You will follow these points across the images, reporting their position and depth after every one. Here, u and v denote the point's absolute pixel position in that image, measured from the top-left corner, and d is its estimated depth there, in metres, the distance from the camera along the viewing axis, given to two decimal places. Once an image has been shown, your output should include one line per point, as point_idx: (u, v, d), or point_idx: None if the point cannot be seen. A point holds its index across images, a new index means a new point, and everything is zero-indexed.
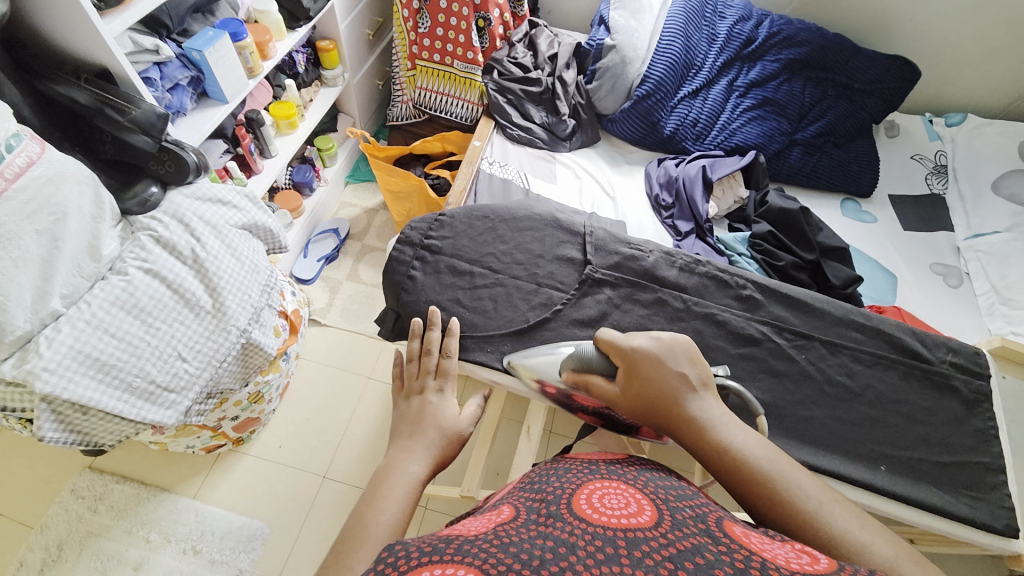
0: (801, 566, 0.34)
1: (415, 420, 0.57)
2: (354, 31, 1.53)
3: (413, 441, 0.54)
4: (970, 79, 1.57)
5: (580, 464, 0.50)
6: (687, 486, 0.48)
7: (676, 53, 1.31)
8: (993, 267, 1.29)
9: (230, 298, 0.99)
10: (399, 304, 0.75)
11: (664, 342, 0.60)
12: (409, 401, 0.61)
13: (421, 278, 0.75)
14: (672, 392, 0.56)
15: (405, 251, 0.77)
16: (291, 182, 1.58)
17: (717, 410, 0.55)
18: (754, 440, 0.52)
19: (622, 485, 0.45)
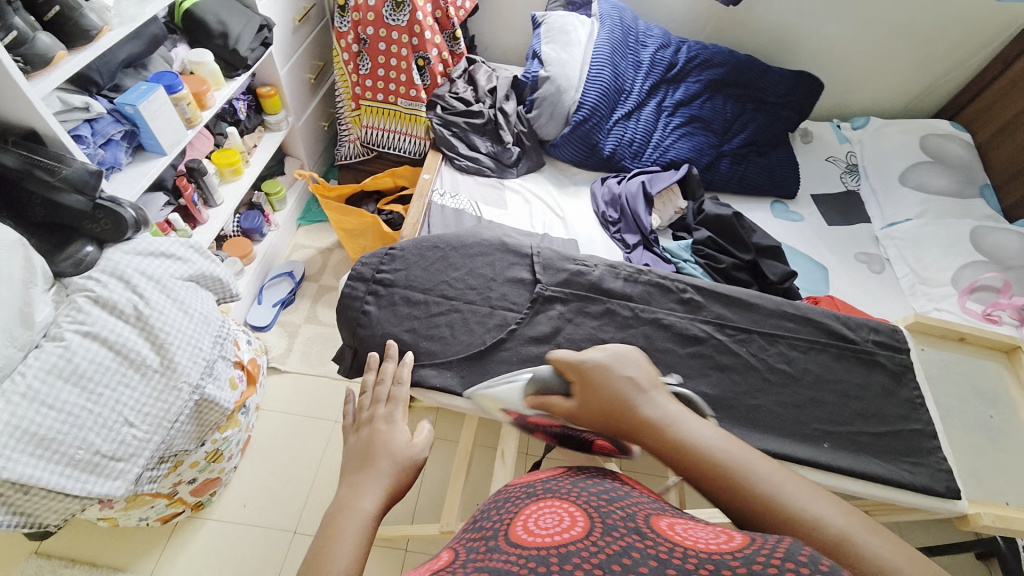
0: (720, 546, 0.36)
1: (369, 452, 0.55)
2: (294, 77, 1.55)
3: (367, 474, 0.52)
4: (865, 87, 1.76)
5: (518, 490, 0.53)
6: (622, 488, 0.51)
7: (607, 80, 1.40)
8: (908, 251, 1.42)
9: (180, 353, 0.95)
10: (356, 340, 0.75)
11: (614, 354, 0.63)
12: (361, 431, 0.59)
13: (376, 312, 0.76)
14: (624, 395, 0.57)
15: (357, 288, 0.77)
16: (239, 230, 1.54)
17: (667, 405, 0.56)
18: (707, 430, 0.52)
19: (558, 501, 0.47)
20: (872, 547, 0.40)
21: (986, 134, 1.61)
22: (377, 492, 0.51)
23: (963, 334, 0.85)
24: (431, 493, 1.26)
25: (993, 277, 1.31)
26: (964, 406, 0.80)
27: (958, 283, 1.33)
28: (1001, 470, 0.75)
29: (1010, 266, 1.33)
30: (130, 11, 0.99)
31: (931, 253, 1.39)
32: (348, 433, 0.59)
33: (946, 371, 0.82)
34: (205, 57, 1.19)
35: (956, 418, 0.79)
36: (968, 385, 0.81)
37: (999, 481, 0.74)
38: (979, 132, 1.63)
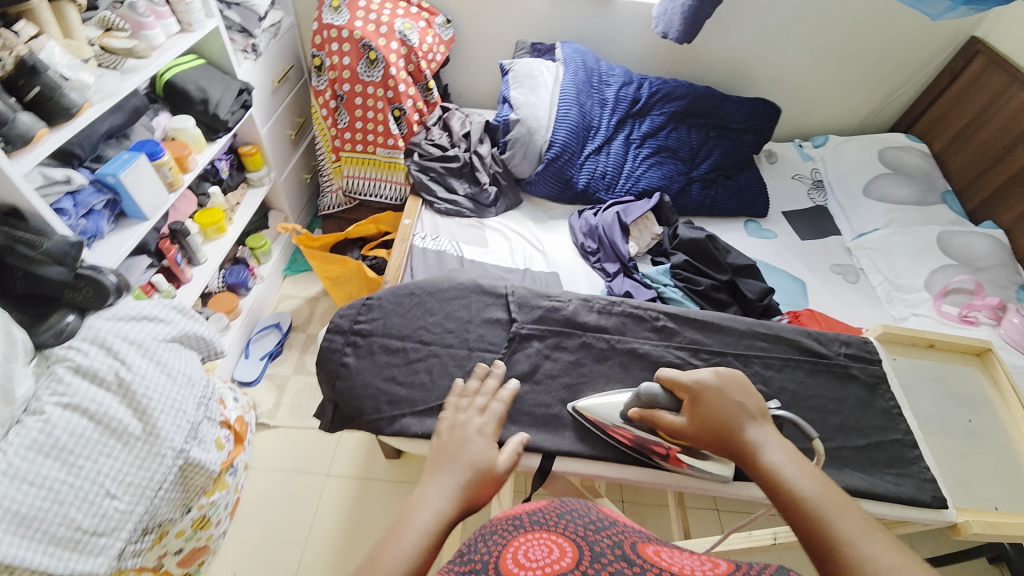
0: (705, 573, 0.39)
1: (460, 457, 0.59)
2: (275, 135, 1.61)
3: (450, 478, 0.56)
4: (822, 107, 1.86)
5: (504, 521, 0.52)
6: (605, 518, 0.52)
7: (575, 119, 1.47)
8: (880, 260, 1.46)
9: (163, 418, 0.94)
10: (336, 394, 0.74)
11: (725, 376, 0.67)
12: (456, 435, 0.62)
13: (355, 364, 0.75)
14: (735, 419, 0.62)
15: (336, 340, 0.77)
16: (224, 285, 1.55)
17: (775, 440, 0.60)
18: (807, 476, 0.56)
19: (545, 533, 0.47)
20: None
21: (940, 144, 1.70)
22: (451, 501, 0.53)
23: (932, 341, 0.87)
24: None
25: (965, 279, 1.33)
26: (942, 412, 0.81)
27: (930, 288, 1.36)
28: (985, 473, 0.75)
29: (981, 267, 1.36)
30: (111, 86, 1.03)
31: (903, 260, 1.43)
32: (440, 433, 0.63)
33: (921, 377, 0.84)
34: (186, 122, 1.23)
35: (936, 424, 0.79)
36: (943, 391, 0.83)
37: (984, 485, 0.74)
38: (934, 142, 1.72)
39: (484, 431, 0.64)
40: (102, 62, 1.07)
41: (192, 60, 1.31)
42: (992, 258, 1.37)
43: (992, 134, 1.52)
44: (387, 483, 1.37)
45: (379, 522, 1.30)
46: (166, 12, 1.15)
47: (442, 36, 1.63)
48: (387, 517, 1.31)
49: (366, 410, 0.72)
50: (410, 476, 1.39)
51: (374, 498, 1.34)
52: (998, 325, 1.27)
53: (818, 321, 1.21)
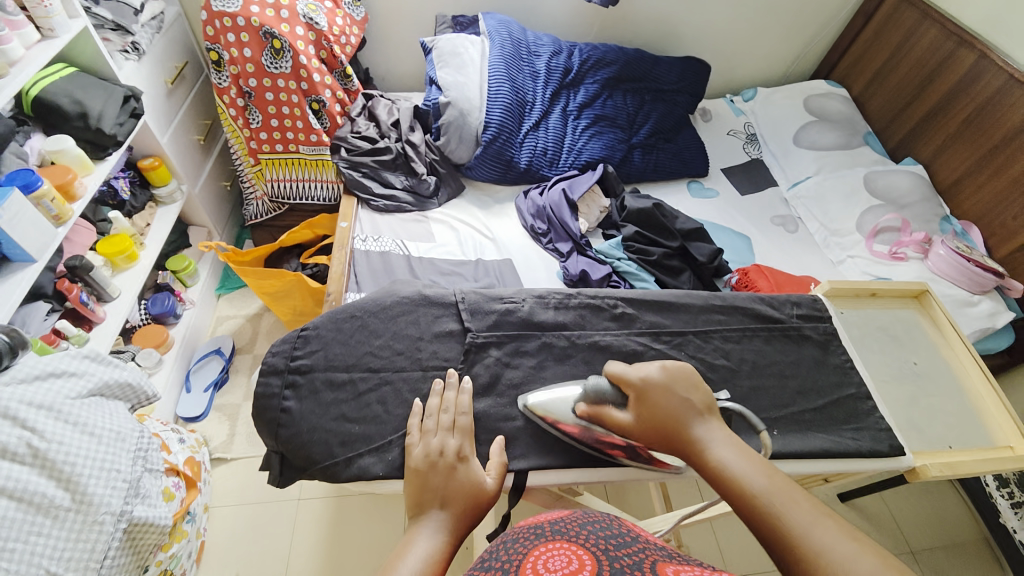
0: None
1: (447, 488, 0.59)
2: (179, 142, 1.44)
3: (442, 512, 0.56)
4: (748, 60, 1.88)
5: (527, 529, 0.52)
6: (628, 532, 0.52)
7: (508, 96, 1.40)
8: (815, 207, 1.52)
9: (94, 482, 0.84)
10: (280, 444, 0.67)
11: (669, 371, 0.67)
12: (438, 464, 0.61)
13: (298, 407, 0.69)
14: (681, 417, 0.62)
15: (272, 383, 0.69)
16: (149, 316, 1.40)
17: (721, 435, 0.61)
18: (753, 467, 0.57)
19: (566, 543, 0.48)
20: None
21: (859, 87, 1.77)
22: (446, 535, 0.54)
23: (874, 290, 0.90)
24: None
25: (892, 218, 1.41)
26: (891, 359, 0.85)
27: (862, 229, 1.43)
28: (936, 414, 0.80)
29: (905, 205, 1.44)
30: None
31: (835, 206, 1.49)
32: (418, 464, 0.61)
33: (868, 327, 0.87)
34: (64, 143, 1.07)
35: (886, 371, 0.84)
36: (889, 337, 0.87)
37: (935, 425, 0.79)
38: (854, 85, 1.79)
39: (464, 453, 0.63)
40: None
41: (62, 68, 1.13)
42: (914, 194, 1.45)
43: (907, 71, 1.60)
44: (364, 498, 1.32)
45: (362, 539, 1.26)
46: (22, 20, 0.98)
47: (353, 17, 1.49)
48: (370, 532, 1.27)
49: (318, 456, 0.66)
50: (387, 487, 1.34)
51: (352, 516, 1.29)
52: (926, 258, 1.35)
53: (765, 276, 1.24)
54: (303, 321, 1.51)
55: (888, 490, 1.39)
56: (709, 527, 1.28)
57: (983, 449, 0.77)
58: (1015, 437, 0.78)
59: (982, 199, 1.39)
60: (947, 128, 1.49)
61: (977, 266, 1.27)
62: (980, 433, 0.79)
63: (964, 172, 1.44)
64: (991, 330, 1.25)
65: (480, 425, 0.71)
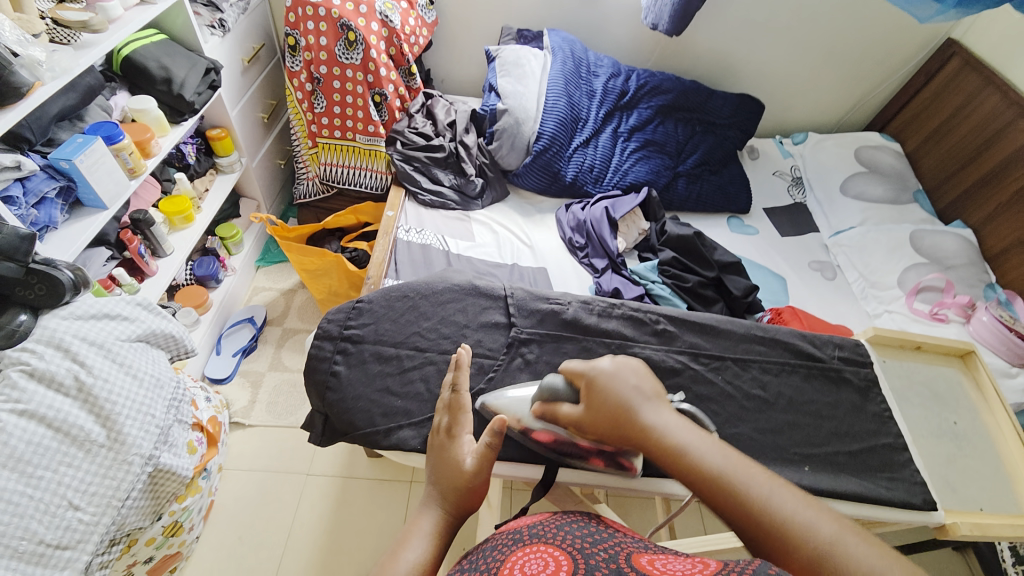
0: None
1: (437, 466, 0.59)
2: (245, 117, 1.51)
3: (433, 488, 0.57)
4: (802, 104, 1.89)
5: (506, 535, 0.53)
6: (606, 530, 0.53)
7: (563, 110, 1.43)
8: (857, 257, 1.50)
9: (130, 424, 0.88)
10: (326, 406, 0.70)
11: (619, 362, 0.62)
12: (431, 443, 0.62)
13: (346, 373, 0.71)
14: (629, 401, 0.57)
15: (325, 346, 0.72)
16: (193, 277, 1.46)
17: (673, 418, 0.55)
18: (708, 442, 0.52)
19: (542, 545, 0.49)
20: (859, 555, 0.40)
21: (913, 143, 1.75)
22: (440, 509, 0.54)
23: (919, 343, 0.89)
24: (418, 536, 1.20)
25: (936, 278, 1.38)
26: (930, 415, 0.83)
27: (903, 285, 1.40)
28: (971, 477, 0.78)
29: (950, 266, 1.41)
30: (64, 63, 0.93)
31: (878, 257, 1.47)
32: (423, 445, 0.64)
33: (910, 380, 0.86)
34: (148, 104, 1.14)
35: (924, 428, 0.82)
36: (929, 393, 0.86)
37: (971, 488, 0.77)
38: (908, 141, 1.77)
39: (453, 429, 0.63)
40: (53, 36, 0.96)
41: (154, 34, 1.21)
42: (960, 257, 1.43)
43: (964, 135, 1.58)
44: (369, 480, 1.34)
45: (361, 521, 1.27)
46: None
47: (425, 19, 1.56)
48: (370, 515, 1.28)
49: (360, 423, 0.69)
50: (393, 476, 1.35)
51: (356, 497, 1.31)
52: (967, 323, 1.32)
53: (799, 319, 1.23)
54: (335, 301, 1.55)
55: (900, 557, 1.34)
56: None
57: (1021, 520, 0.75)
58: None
59: None
60: (1000, 196, 1.46)
61: (1018, 337, 1.24)
62: (1017, 503, 0.77)
63: (1012, 242, 1.41)
64: None
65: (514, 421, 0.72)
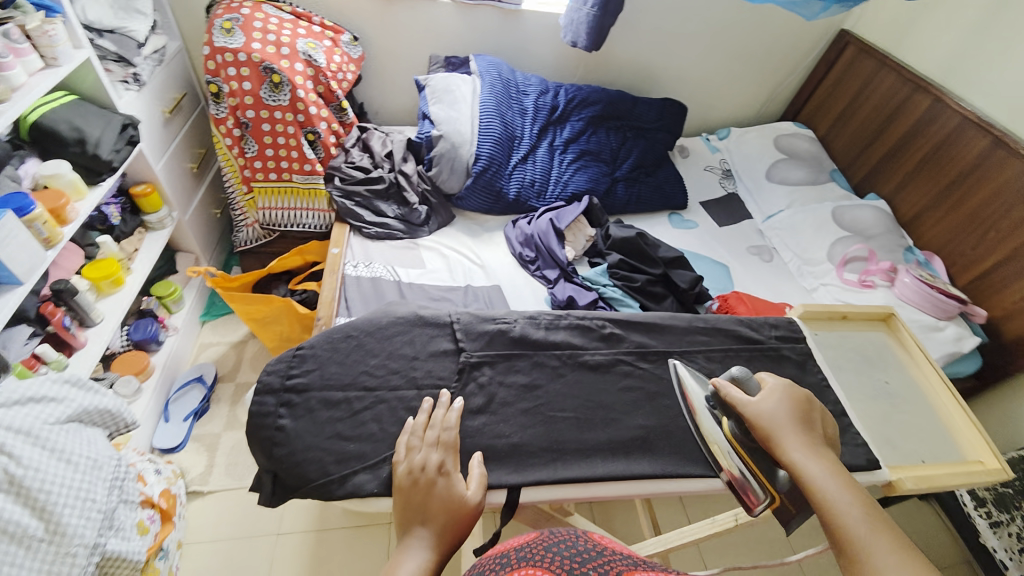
0: None
1: (428, 505, 0.59)
2: (172, 169, 1.46)
3: (426, 529, 0.56)
4: (722, 103, 2.02)
5: (493, 561, 0.54)
6: (595, 547, 0.54)
7: (498, 131, 1.46)
8: (790, 239, 1.60)
9: (69, 512, 0.81)
10: (273, 463, 0.67)
11: (785, 392, 0.67)
12: (419, 480, 0.62)
13: (293, 426, 0.69)
14: (781, 426, 0.64)
15: (267, 401, 0.69)
16: (130, 342, 1.37)
17: (824, 460, 0.60)
18: (849, 497, 0.56)
19: (530, 569, 0.50)
20: None
21: (824, 128, 1.90)
22: (430, 553, 0.54)
23: (845, 313, 0.95)
24: None
25: (860, 248, 1.48)
26: (864, 380, 0.89)
27: (833, 258, 1.50)
28: (909, 431, 0.84)
29: (871, 236, 1.52)
30: None
31: (808, 236, 1.57)
32: (402, 484, 0.62)
33: (842, 348, 0.92)
34: (60, 167, 1.07)
35: (860, 392, 0.87)
36: (861, 357, 0.92)
37: (912, 443, 0.82)
38: (819, 126, 1.91)
39: (445, 468, 0.64)
40: None
41: (63, 96, 1.14)
42: (878, 227, 1.54)
43: (867, 115, 1.71)
44: (347, 530, 1.28)
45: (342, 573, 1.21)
46: (26, 48, 1.00)
47: (351, 55, 1.56)
48: (350, 566, 1.22)
49: (312, 475, 0.66)
50: (371, 519, 1.30)
51: (333, 551, 1.24)
52: (893, 287, 1.41)
53: (744, 303, 1.30)
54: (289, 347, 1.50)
55: None
56: (696, 551, 1.29)
57: (959, 465, 0.80)
58: (986, 453, 0.81)
59: (943, 230, 1.46)
60: (907, 166, 1.58)
61: (940, 293, 1.33)
62: (953, 449, 0.83)
63: (925, 206, 1.52)
64: (959, 355, 1.30)
65: (475, 446, 0.71)
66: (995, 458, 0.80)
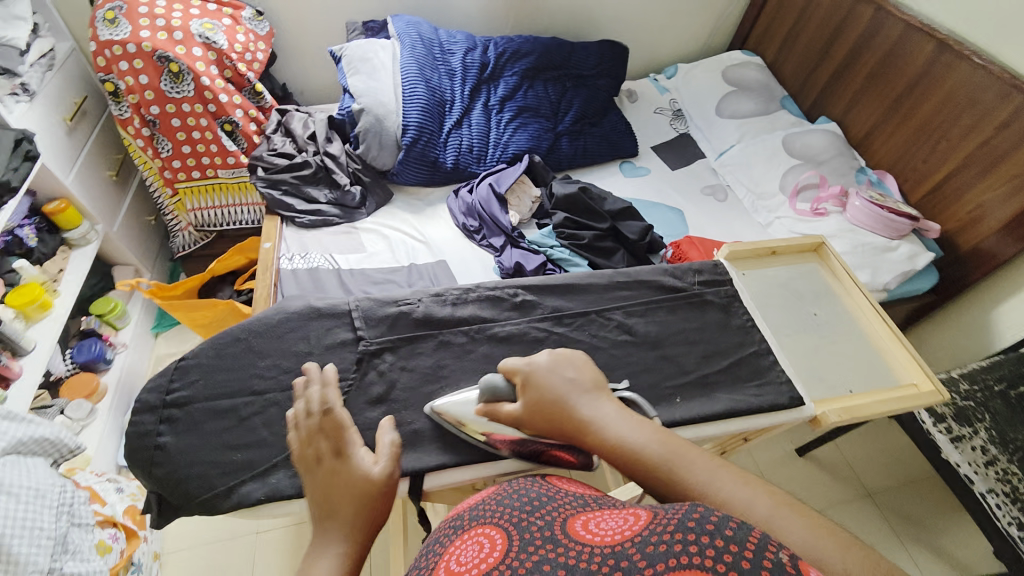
0: (621, 534, 0.39)
1: (334, 495, 0.54)
2: (86, 182, 1.37)
3: (335, 523, 0.52)
4: (667, 39, 1.92)
5: (449, 525, 0.52)
6: (547, 493, 0.52)
7: (424, 96, 1.37)
8: (743, 173, 1.56)
9: (18, 542, 0.75)
10: (156, 484, 0.63)
11: (555, 356, 0.65)
12: (317, 473, 0.56)
13: (175, 443, 0.64)
14: (567, 398, 0.60)
15: (146, 420, 0.65)
16: (76, 366, 1.32)
17: (611, 407, 0.58)
18: (646, 433, 0.55)
19: (481, 527, 0.47)
20: (793, 533, 0.43)
21: (772, 53, 1.82)
22: (345, 546, 0.51)
23: (773, 248, 0.93)
24: (381, 561, 1.17)
25: (811, 175, 1.45)
26: (792, 314, 0.87)
27: (785, 189, 1.46)
28: (839, 362, 0.83)
29: (823, 161, 1.48)
30: None
31: (760, 168, 1.53)
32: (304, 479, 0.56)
33: (769, 284, 0.90)
34: None
35: (789, 328, 0.86)
36: (789, 292, 0.90)
37: (845, 374, 0.82)
38: (767, 51, 1.83)
39: (342, 451, 0.58)
40: None
41: None
42: (829, 150, 1.49)
43: (813, 33, 1.63)
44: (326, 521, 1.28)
45: None
46: None
47: (257, 32, 1.44)
48: None
49: (196, 491, 0.62)
50: None
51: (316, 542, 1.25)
52: (845, 211, 1.39)
53: (696, 247, 1.28)
54: None
55: (842, 439, 1.45)
56: None
57: (891, 389, 0.80)
58: (919, 374, 0.81)
59: (894, 146, 1.42)
60: (854, 83, 1.52)
61: (892, 212, 1.30)
62: (887, 374, 0.82)
63: (873, 124, 1.47)
64: (913, 272, 1.29)
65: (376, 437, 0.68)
66: (928, 380, 0.79)
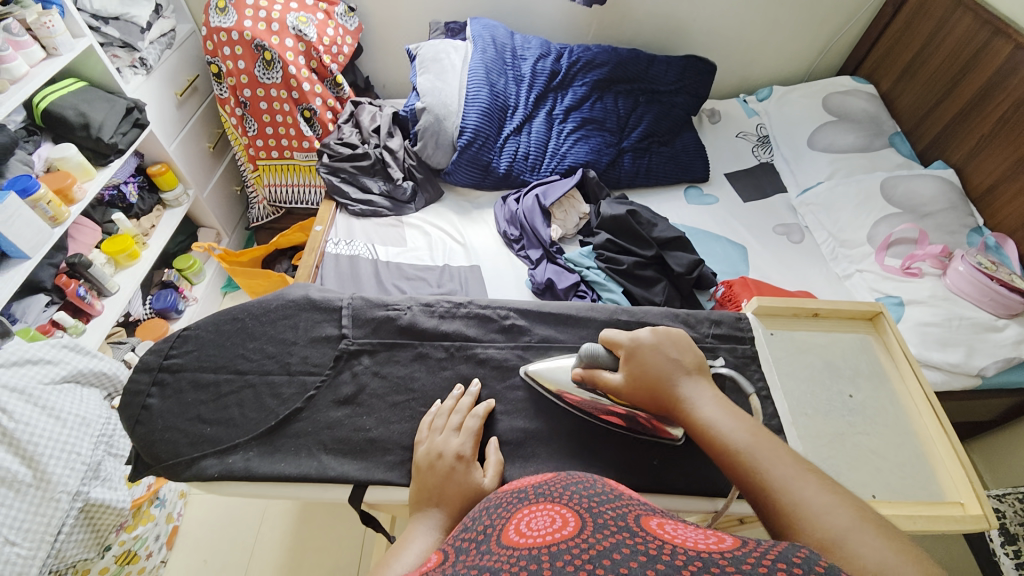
0: (707, 545, 0.33)
1: (446, 490, 0.61)
2: (187, 149, 1.55)
3: (439, 511, 0.59)
4: (765, 57, 1.76)
5: (510, 495, 0.49)
6: (612, 491, 0.47)
7: (486, 101, 1.38)
8: (825, 216, 1.38)
9: (54, 462, 0.88)
10: (136, 438, 0.69)
11: (660, 332, 0.67)
12: (438, 464, 0.64)
13: (160, 405, 0.70)
14: (669, 376, 0.62)
15: (141, 379, 0.71)
16: (152, 310, 1.49)
17: (709, 394, 0.60)
18: (736, 424, 0.55)
19: (550, 504, 0.43)
20: (862, 546, 0.40)
21: (887, 83, 1.60)
22: (441, 532, 0.57)
23: (815, 310, 0.84)
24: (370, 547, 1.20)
25: (908, 228, 1.24)
26: (820, 391, 0.78)
27: (873, 240, 1.27)
28: (866, 459, 0.73)
29: (927, 213, 1.26)
30: None
31: (847, 213, 1.34)
32: (421, 466, 0.64)
33: (798, 350, 0.81)
34: (67, 151, 1.17)
35: (812, 407, 0.77)
36: (822, 364, 0.80)
37: (868, 474, 0.71)
38: (882, 81, 1.62)
39: (465, 454, 0.65)
40: None
41: (73, 83, 1.23)
42: (938, 202, 1.27)
43: (940, 64, 1.42)
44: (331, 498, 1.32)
45: (322, 536, 1.25)
46: (27, 41, 1.08)
47: (346, 27, 1.54)
48: (331, 531, 1.25)
49: (164, 455, 0.68)
50: None
51: (316, 516, 1.28)
52: (944, 274, 1.19)
53: (750, 290, 1.16)
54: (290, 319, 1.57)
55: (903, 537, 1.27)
56: None
57: (925, 503, 0.69)
58: (967, 492, 0.69)
59: (1021, 207, 1.19)
60: (982, 127, 1.30)
61: (1003, 286, 1.09)
62: (927, 483, 0.71)
63: (1000, 177, 1.24)
64: (1019, 362, 1.08)
65: (330, 437, 0.70)
66: (979, 503, 0.68)
